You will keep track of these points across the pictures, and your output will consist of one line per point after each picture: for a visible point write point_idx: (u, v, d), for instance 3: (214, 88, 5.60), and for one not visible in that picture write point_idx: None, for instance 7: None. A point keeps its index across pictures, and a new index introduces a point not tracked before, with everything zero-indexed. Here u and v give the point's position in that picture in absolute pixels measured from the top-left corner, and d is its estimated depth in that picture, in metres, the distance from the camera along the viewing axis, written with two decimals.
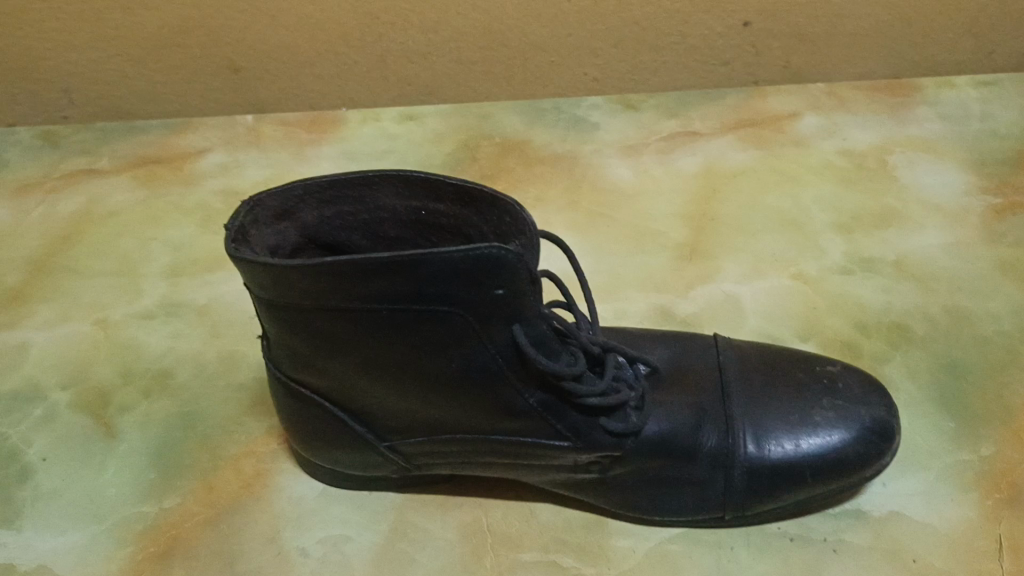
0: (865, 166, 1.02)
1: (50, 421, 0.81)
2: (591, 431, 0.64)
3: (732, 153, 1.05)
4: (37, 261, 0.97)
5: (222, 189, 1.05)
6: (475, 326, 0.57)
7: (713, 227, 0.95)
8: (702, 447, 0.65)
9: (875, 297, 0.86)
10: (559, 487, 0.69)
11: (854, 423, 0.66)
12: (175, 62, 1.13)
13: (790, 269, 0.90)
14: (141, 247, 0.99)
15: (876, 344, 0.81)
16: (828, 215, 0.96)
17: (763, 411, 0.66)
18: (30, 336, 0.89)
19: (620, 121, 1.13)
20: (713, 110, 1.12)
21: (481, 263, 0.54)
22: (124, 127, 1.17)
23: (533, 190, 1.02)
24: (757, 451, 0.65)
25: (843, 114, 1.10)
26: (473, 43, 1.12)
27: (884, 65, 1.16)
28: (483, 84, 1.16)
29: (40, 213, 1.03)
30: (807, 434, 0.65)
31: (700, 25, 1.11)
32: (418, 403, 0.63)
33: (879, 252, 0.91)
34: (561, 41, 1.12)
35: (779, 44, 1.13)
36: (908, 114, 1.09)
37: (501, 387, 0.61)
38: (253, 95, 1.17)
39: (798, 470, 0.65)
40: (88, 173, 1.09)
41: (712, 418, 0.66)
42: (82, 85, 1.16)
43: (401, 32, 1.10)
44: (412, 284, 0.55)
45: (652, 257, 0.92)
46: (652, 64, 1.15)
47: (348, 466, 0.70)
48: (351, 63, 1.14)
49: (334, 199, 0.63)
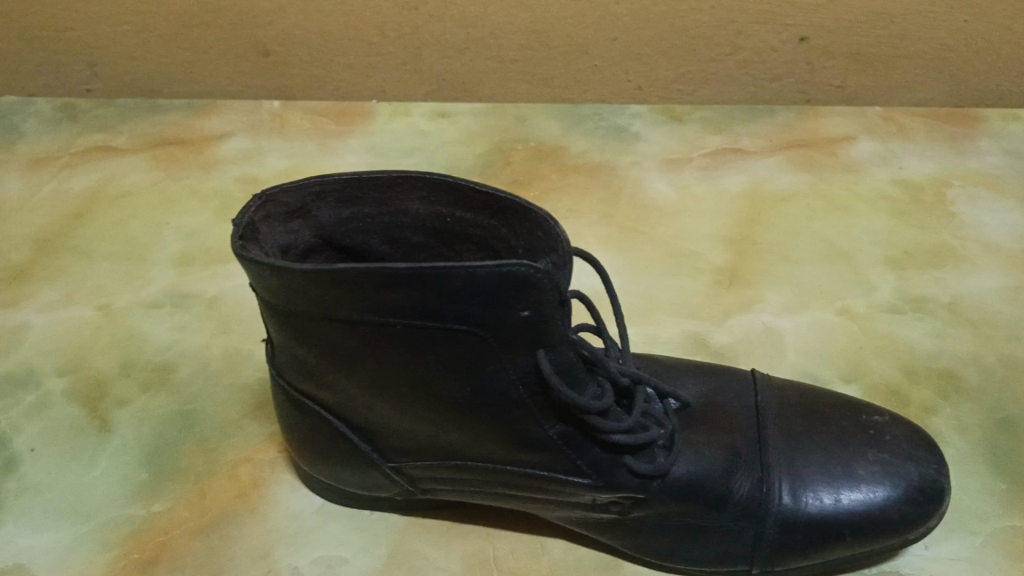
0: (921, 199, 0.96)
1: (40, 409, 0.76)
2: (614, 470, 0.58)
3: (781, 176, 0.99)
4: (45, 238, 0.94)
5: (242, 176, 1.01)
6: (497, 348, 0.53)
7: (755, 252, 0.90)
8: (734, 495, 0.60)
9: (925, 341, 0.80)
10: (574, 525, 0.64)
11: (901, 480, 0.60)
12: (203, 41, 1.09)
13: (836, 304, 0.84)
14: (153, 231, 0.95)
15: (924, 392, 0.76)
16: (879, 248, 0.90)
17: (804, 459, 0.61)
18: (30, 317, 0.85)
19: (663, 132, 1.07)
20: (762, 127, 1.07)
21: (507, 282, 0.49)
22: (146, 105, 1.13)
23: (566, 200, 0.97)
24: (793, 503, 0.59)
25: (900, 142, 1.04)
26: (514, 40, 1.07)
27: (946, 93, 1.10)
28: (521, 85, 1.11)
29: (52, 188, 1.00)
30: (848, 488, 0.60)
31: (753, 37, 1.05)
32: (428, 425, 0.58)
33: (932, 291, 0.85)
34: (606, 45, 1.07)
35: (835, 63, 1.07)
36: (969, 146, 1.02)
37: (519, 417, 0.56)
38: (282, 80, 1.13)
39: (835, 528, 0.59)
40: (105, 149, 1.05)
41: (747, 464, 0.60)
42: (107, 59, 1.12)
43: (440, 25, 1.06)
44: (432, 300, 0.50)
45: (687, 281, 0.87)
46: (699, 76, 1.10)
47: (349, 484, 0.65)
48: (385, 55, 1.09)
49: (354, 199, 0.58)
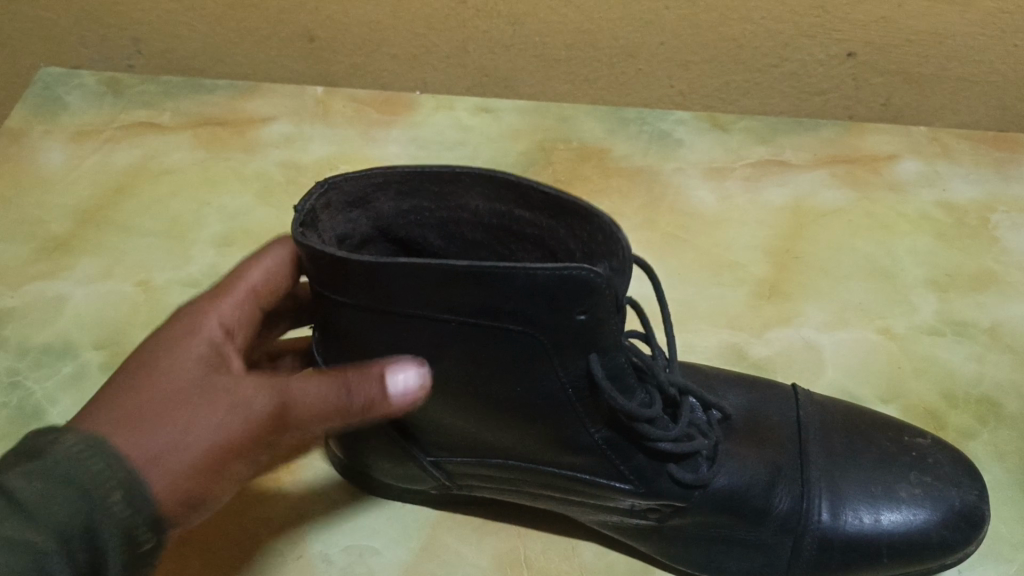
0: (965, 222, 0.95)
1: (77, 381, 0.77)
2: (657, 478, 0.58)
3: (825, 191, 0.99)
4: (87, 212, 0.94)
5: (284, 160, 1.02)
6: (551, 351, 0.52)
7: (797, 266, 0.89)
8: (773, 510, 0.59)
9: (966, 366, 0.80)
10: (609, 529, 0.64)
11: (942, 505, 0.60)
12: (247, 25, 1.07)
13: (877, 322, 0.84)
14: (193, 210, 0.95)
15: (963, 416, 0.75)
16: (922, 269, 0.90)
17: (844, 477, 0.61)
18: (70, 289, 0.86)
19: (706, 140, 1.07)
20: (807, 141, 1.06)
21: (566, 283, 0.49)
22: (189, 83, 1.13)
23: (607, 203, 0.97)
24: (832, 521, 0.59)
25: (945, 163, 1.03)
26: (560, 40, 1.05)
27: (994, 117, 1.08)
28: (565, 84, 1.11)
29: (95, 162, 1.00)
30: (888, 509, 0.60)
31: (801, 50, 1.03)
32: (474, 423, 0.58)
33: (974, 316, 0.85)
34: (653, 50, 1.04)
35: (883, 80, 1.06)
36: (1013, 171, 1.02)
37: (566, 419, 0.56)
38: (325, 66, 1.11)
39: (873, 548, 0.59)
40: (148, 126, 1.06)
41: (788, 479, 0.60)
42: (152, 37, 1.10)
43: (487, 20, 1.03)
44: (491, 296, 0.50)
45: (727, 291, 0.86)
46: (744, 85, 1.08)
47: (385, 476, 0.65)
48: (431, 46, 1.07)
49: (414, 193, 0.58)
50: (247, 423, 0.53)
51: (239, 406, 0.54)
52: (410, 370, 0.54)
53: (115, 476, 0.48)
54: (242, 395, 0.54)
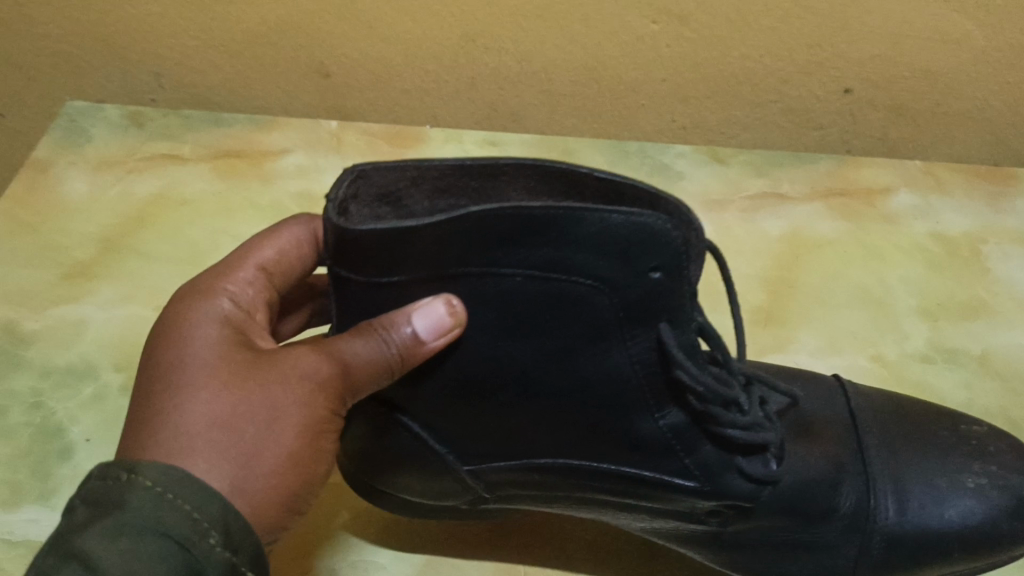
0: (957, 253, 0.98)
1: (97, 401, 0.81)
2: (725, 474, 0.61)
3: (821, 223, 1.02)
4: (109, 239, 0.98)
5: (299, 190, 1.06)
6: (620, 322, 0.53)
7: (792, 295, 0.92)
8: (840, 508, 0.64)
9: (955, 393, 0.82)
10: (671, 538, 0.68)
11: (1008, 493, 0.66)
12: (265, 61, 1.11)
13: (868, 350, 0.86)
14: (211, 238, 0.99)
15: None
16: (914, 298, 0.92)
17: (906, 474, 0.66)
18: (91, 313, 0.89)
19: (706, 173, 1.10)
20: (804, 174, 1.09)
21: (640, 235, 0.50)
22: (207, 115, 1.17)
23: None
24: (897, 518, 0.64)
25: (938, 196, 1.06)
26: (565, 76, 1.09)
27: (987, 150, 1.11)
28: (569, 118, 1.14)
29: (117, 192, 1.05)
30: (955, 499, 0.65)
31: (799, 86, 1.06)
32: (528, 416, 0.58)
33: (964, 343, 0.87)
34: (655, 86, 1.08)
35: (879, 115, 1.09)
36: (1005, 204, 1.05)
37: (632, 410, 0.57)
38: (338, 100, 1.15)
39: (946, 539, 0.65)
40: (168, 158, 1.10)
41: (851, 476, 0.65)
42: (173, 72, 1.14)
43: (495, 57, 1.07)
44: (561, 252, 0.51)
45: (724, 318, 0.89)
46: (744, 120, 1.11)
47: (416, 492, 0.65)
48: (441, 82, 1.11)
49: (449, 190, 0.57)
50: (315, 391, 0.56)
51: (298, 377, 0.56)
52: (438, 307, 0.53)
53: (203, 517, 0.49)
54: (295, 368, 0.56)
